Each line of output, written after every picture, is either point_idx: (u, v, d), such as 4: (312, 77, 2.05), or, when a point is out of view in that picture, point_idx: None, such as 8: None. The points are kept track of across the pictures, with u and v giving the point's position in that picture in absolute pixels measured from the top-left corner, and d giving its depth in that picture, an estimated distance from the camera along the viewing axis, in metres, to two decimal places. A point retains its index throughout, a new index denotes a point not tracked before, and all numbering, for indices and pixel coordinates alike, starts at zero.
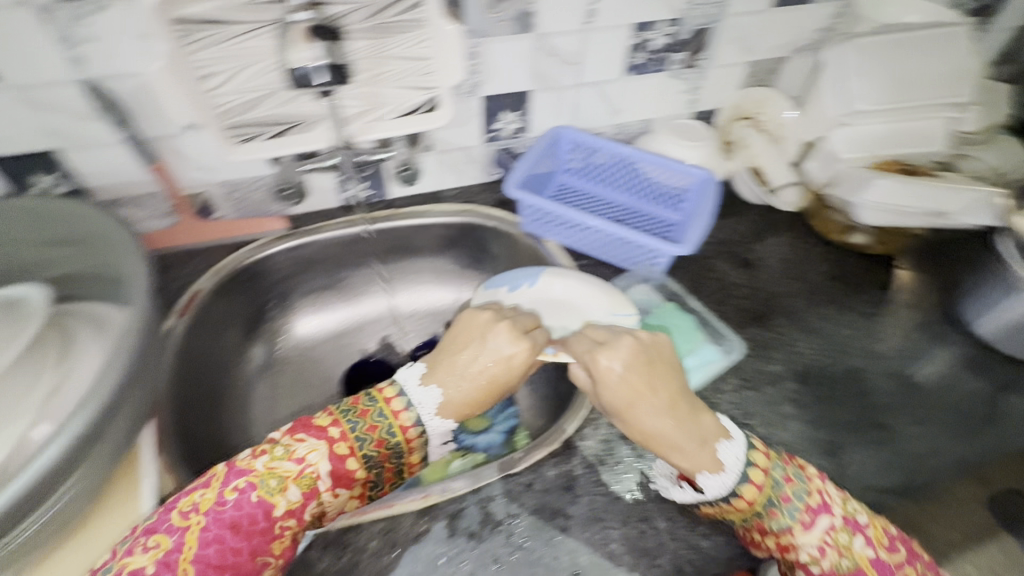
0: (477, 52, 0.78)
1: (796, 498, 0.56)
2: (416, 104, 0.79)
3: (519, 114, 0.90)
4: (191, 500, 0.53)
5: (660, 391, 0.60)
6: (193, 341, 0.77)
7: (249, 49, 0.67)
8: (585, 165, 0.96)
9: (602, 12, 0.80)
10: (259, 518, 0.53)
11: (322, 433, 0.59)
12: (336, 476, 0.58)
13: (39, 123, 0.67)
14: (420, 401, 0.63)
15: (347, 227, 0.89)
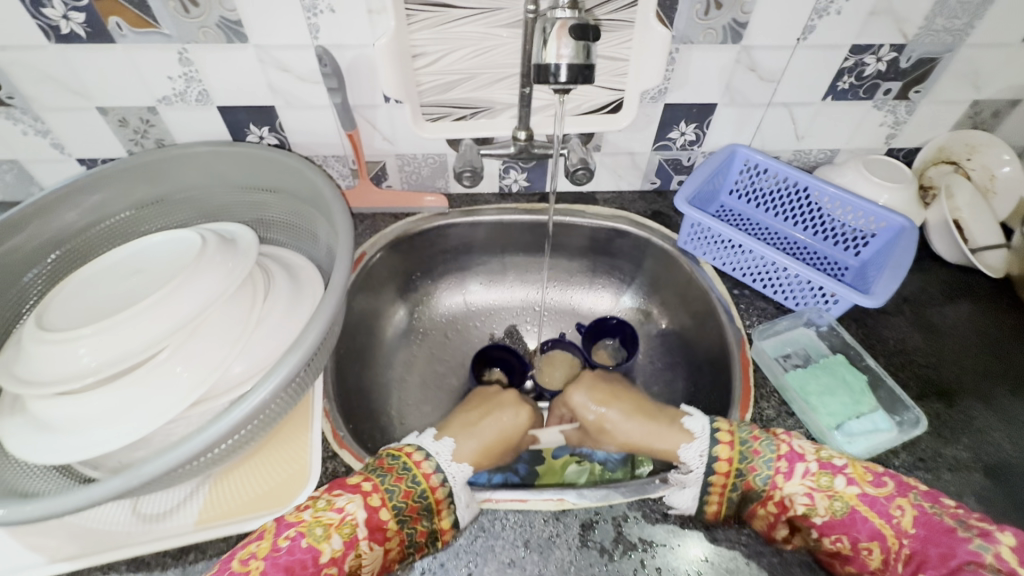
0: (675, 58, 0.76)
1: (768, 449, 0.60)
2: (602, 103, 0.79)
3: (696, 126, 0.86)
4: (248, 549, 0.52)
5: (620, 399, 0.71)
6: (354, 299, 0.83)
7: (464, 33, 0.69)
8: (751, 187, 0.90)
9: (820, 29, 0.73)
10: (309, 563, 0.52)
11: (357, 488, 0.57)
12: (372, 528, 0.55)
13: (266, 80, 0.74)
14: (438, 450, 0.62)
15: (504, 214, 0.91)
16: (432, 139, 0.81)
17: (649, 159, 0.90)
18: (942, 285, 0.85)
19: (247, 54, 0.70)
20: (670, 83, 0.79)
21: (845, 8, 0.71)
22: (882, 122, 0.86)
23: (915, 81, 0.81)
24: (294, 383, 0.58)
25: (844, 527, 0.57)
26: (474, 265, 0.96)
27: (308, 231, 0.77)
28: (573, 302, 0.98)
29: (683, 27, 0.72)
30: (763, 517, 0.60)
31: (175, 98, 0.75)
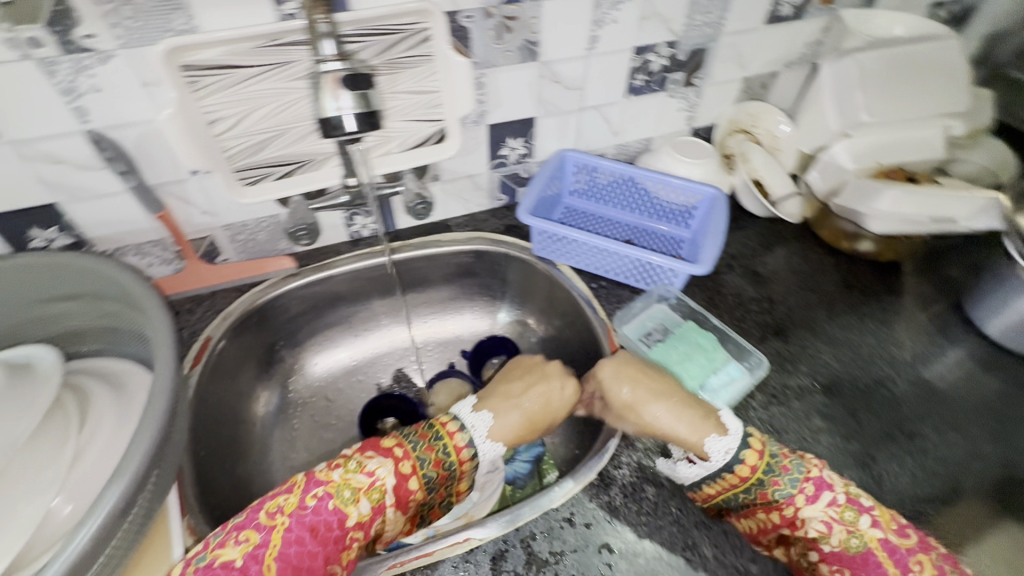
0: (483, 82, 0.78)
1: (797, 470, 0.58)
2: (426, 135, 0.80)
3: (523, 140, 0.90)
4: (276, 502, 0.56)
5: (655, 382, 0.66)
6: (207, 391, 0.75)
7: (259, 91, 0.66)
8: (589, 185, 0.96)
9: (603, 38, 0.81)
10: (334, 525, 0.55)
11: (389, 452, 0.60)
12: (399, 497, 0.59)
13: (35, 176, 0.64)
14: (472, 424, 0.66)
15: (358, 263, 0.88)
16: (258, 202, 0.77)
17: (490, 178, 0.93)
18: (759, 237, 0.97)
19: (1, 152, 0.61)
20: (486, 104, 0.82)
21: (618, 17, 0.79)
22: (679, 108, 0.97)
23: (694, 70, 0.92)
24: (133, 514, 0.50)
25: (854, 564, 0.55)
26: (340, 320, 0.92)
27: (131, 333, 0.68)
28: (451, 330, 0.97)
29: (481, 52, 0.75)
30: (759, 520, 0.59)
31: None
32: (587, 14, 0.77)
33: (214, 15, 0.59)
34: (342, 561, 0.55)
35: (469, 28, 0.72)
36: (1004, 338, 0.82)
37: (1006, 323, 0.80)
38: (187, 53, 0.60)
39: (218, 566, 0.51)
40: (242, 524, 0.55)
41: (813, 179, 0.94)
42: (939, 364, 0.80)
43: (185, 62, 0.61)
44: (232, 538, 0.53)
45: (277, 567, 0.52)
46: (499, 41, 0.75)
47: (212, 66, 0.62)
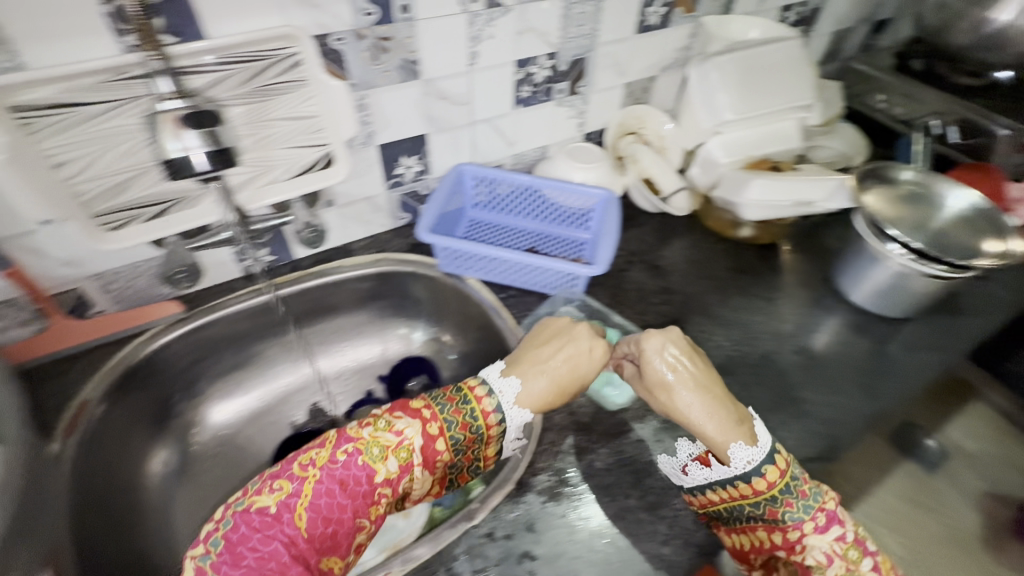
0: (364, 104, 0.77)
1: (812, 498, 0.60)
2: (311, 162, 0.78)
3: (417, 157, 0.89)
4: (309, 456, 0.60)
5: (701, 373, 0.65)
6: (86, 461, 0.68)
7: (111, 129, 0.61)
8: (490, 197, 0.97)
9: (484, 53, 0.82)
10: (363, 480, 0.59)
11: (417, 412, 0.63)
12: (427, 458, 0.63)
13: None
14: (500, 389, 0.66)
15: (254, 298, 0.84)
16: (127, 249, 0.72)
17: (390, 199, 0.92)
18: (655, 232, 1.03)
19: None
20: (370, 126, 0.80)
21: (494, 31, 0.80)
22: (569, 116, 1.01)
23: (577, 79, 0.96)
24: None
25: None
26: (243, 363, 0.87)
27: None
28: (364, 357, 0.94)
29: (357, 74, 0.74)
30: (754, 538, 0.60)
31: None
32: (464, 31, 0.78)
33: (47, 48, 0.54)
34: (366, 517, 0.60)
35: (342, 50, 0.71)
36: (869, 304, 0.90)
37: (872, 290, 0.88)
38: (16, 92, 0.55)
39: (256, 509, 0.56)
40: (278, 473, 0.59)
41: (695, 174, 1.01)
42: (818, 334, 0.88)
43: (7, 102, 0.55)
44: (268, 487, 0.58)
45: (308, 515, 0.57)
46: (374, 62, 0.74)
47: (50, 106, 0.57)
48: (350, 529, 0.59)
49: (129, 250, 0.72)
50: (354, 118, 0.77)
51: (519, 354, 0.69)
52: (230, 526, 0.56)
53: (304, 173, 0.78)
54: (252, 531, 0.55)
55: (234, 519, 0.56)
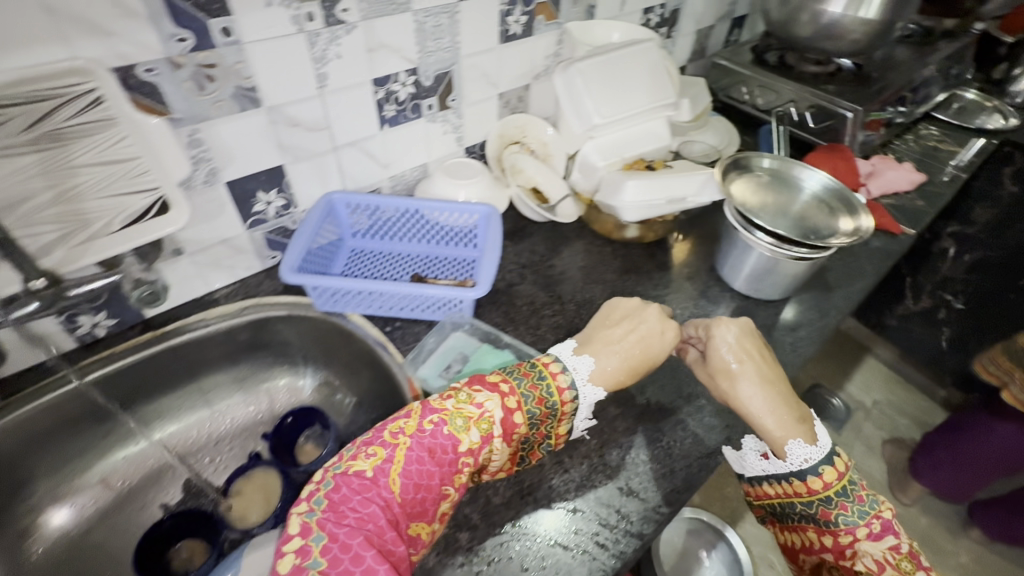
0: (389, 78, 0.71)
1: (868, 504, 0.53)
2: (327, 149, 0.71)
3: (416, 76, 0.74)
4: (397, 424, 0.50)
5: (765, 367, 0.60)
6: None
7: (105, 107, 0.51)
8: (373, 225, 0.79)
9: (508, 36, 0.81)
10: (449, 449, 0.49)
11: (495, 387, 0.53)
12: (508, 430, 0.52)
13: None
14: (575, 366, 0.58)
15: (252, 295, 0.73)
16: (67, 232, 0.55)
17: (409, 182, 0.85)
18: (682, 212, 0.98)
19: None
20: (421, 96, 0.76)
21: (518, 15, 0.80)
22: None
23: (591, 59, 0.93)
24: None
25: None
26: (224, 378, 0.74)
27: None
28: (234, 418, 0.74)
29: (414, 48, 0.71)
30: (807, 539, 0.55)
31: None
32: (495, 16, 0.77)
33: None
34: (454, 485, 0.49)
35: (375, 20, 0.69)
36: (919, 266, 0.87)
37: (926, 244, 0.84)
38: None
39: (352, 474, 0.46)
40: (369, 441, 0.49)
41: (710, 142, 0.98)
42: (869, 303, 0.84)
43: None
44: (363, 452, 0.48)
45: (401, 484, 0.46)
46: (432, 39, 0.72)
47: (27, 72, 0.46)
48: (438, 497, 0.48)
49: (69, 231, 0.55)
50: (375, 92, 0.70)
51: (590, 335, 0.62)
52: (331, 488, 0.45)
53: (355, 150, 0.74)
54: (352, 493, 0.45)
55: (336, 480, 0.46)
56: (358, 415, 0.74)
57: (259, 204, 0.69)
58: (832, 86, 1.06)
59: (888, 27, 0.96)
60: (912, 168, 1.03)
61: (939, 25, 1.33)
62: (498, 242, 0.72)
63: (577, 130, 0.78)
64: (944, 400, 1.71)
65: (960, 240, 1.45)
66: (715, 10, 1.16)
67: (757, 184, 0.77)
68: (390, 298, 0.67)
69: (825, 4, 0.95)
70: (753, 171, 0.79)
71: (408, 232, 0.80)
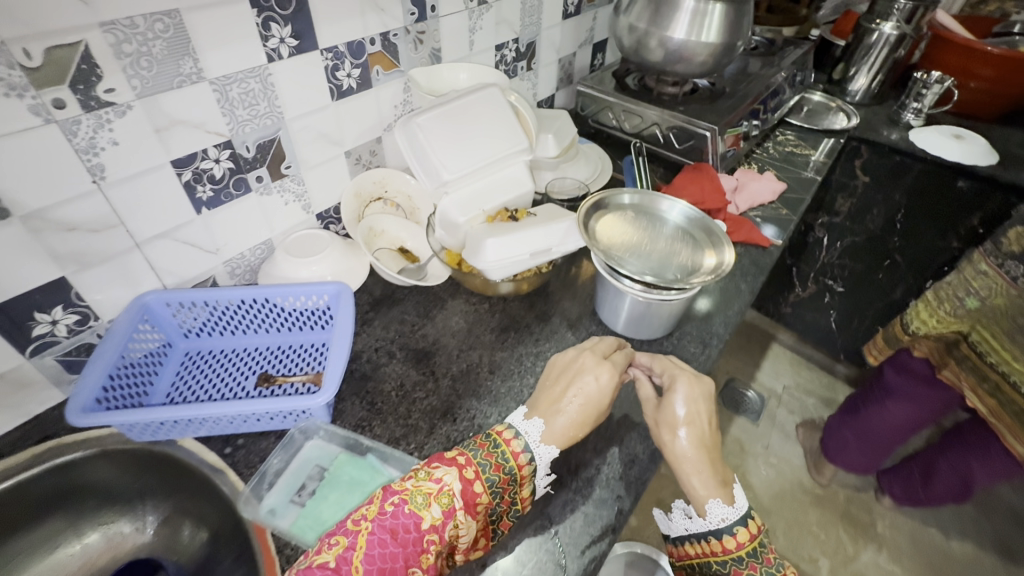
0: (195, 154, 0.61)
1: (776, 567, 0.52)
2: (127, 245, 0.60)
3: (230, 149, 0.64)
4: (359, 511, 0.47)
5: (710, 430, 0.57)
6: None
7: None
8: (205, 323, 0.68)
9: (343, 92, 0.74)
10: (412, 527, 0.45)
11: (452, 460, 0.50)
12: (470, 501, 0.48)
13: None
14: (526, 429, 0.54)
15: (50, 435, 0.60)
16: None
17: (251, 263, 0.75)
18: None
19: None
20: (244, 170, 0.67)
21: (350, 69, 0.73)
22: None
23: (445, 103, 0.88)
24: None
25: None
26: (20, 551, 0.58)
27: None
28: None
29: (221, 120, 0.62)
30: None
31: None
32: (321, 74, 0.69)
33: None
34: (423, 566, 0.45)
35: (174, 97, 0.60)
36: None
37: None
38: None
39: (313, 568, 0.42)
40: (331, 533, 0.45)
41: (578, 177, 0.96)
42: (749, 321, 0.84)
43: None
44: (325, 543, 0.44)
45: (365, 571, 0.42)
46: (242, 106, 0.63)
47: None
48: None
49: None
50: (179, 173, 0.60)
51: (537, 393, 0.58)
52: None
53: (166, 242, 0.63)
54: None
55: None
56: (210, 553, 0.61)
57: (42, 325, 0.57)
58: (692, 105, 1.08)
59: (732, 47, 0.99)
60: (773, 178, 1.07)
61: (780, 35, 1.41)
62: (349, 329, 0.64)
63: (429, 188, 0.72)
64: (843, 376, 1.81)
65: (831, 229, 1.54)
66: (573, 38, 1.16)
67: (621, 220, 0.75)
68: (219, 419, 0.56)
69: (668, 30, 0.97)
70: (615, 208, 0.78)
71: (251, 323, 0.69)
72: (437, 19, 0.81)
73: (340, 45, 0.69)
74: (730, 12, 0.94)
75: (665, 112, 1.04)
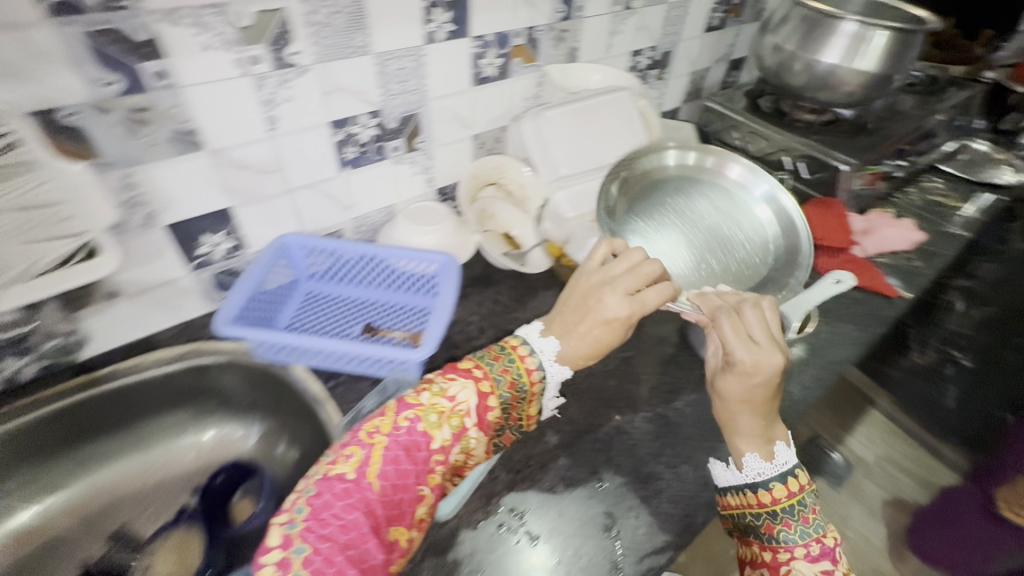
0: (349, 117, 0.68)
1: (815, 528, 0.50)
2: (283, 190, 0.68)
3: (379, 117, 0.70)
4: (371, 424, 0.48)
5: (766, 396, 0.53)
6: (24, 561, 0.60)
7: (22, 156, 0.48)
8: (329, 267, 0.76)
9: (484, 77, 0.78)
10: (422, 446, 0.48)
11: (468, 373, 0.53)
12: (481, 417, 0.52)
13: None
14: (541, 348, 0.57)
15: (196, 338, 0.70)
16: None
17: (374, 223, 0.81)
18: None
19: None
20: (386, 138, 0.73)
21: (493, 58, 0.77)
22: None
23: None
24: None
25: None
26: (155, 428, 0.68)
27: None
28: (162, 468, 0.68)
29: (376, 91, 0.68)
30: (751, 552, 0.52)
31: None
32: (468, 58, 0.74)
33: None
34: (430, 484, 0.48)
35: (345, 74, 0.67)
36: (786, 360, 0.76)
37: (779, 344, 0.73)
38: None
39: (333, 479, 0.44)
40: (345, 444, 0.47)
41: None
42: None
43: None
44: (339, 455, 0.46)
45: (382, 485, 0.45)
46: (396, 81, 0.69)
47: None
48: (414, 499, 0.47)
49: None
50: (333, 133, 0.67)
51: (557, 312, 0.59)
52: (313, 494, 0.43)
53: (313, 192, 0.71)
54: (336, 499, 0.43)
55: (317, 485, 0.43)
56: (298, 470, 0.68)
57: (207, 247, 0.66)
58: (830, 135, 1.01)
59: (888, 79, 0.92)
60: (911, 226, 0.98)
61: (945, 74, 1.28)
62: (453, 294, 0.69)
63: (546, 179, 0.75)
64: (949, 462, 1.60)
65: (966, 295, 1.37)
66: (710, 53, 1.13)
67: (648, 193, 0.75)
68: (329, 352, 0.63)
69: (818, 54, 0.92)
70: (654, 172, 0.76)
71: (367, 277, 0.76)
72: (582, 19, 0.83)
73: (489, 35, 0.74)
74: (896, 41, 0.87)
75: (797, 138, 0.99)
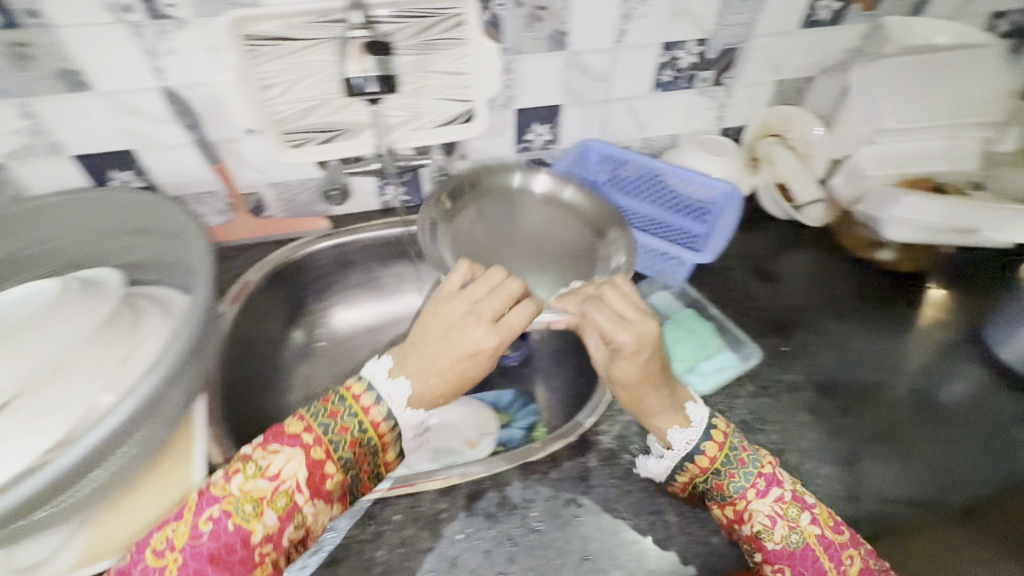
0: (678, 42, 0.75)
1: (753, 464, 0.49)
2: (601, 99, 0.78)
3: (702, 46, 0.76)
4: (164, 535, 0.44)
5: (657, 362, 0.52)
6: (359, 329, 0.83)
7: (459, 34, 0.66)
8: (615, 177, 0.85)
9: (817, 20, 0.76)
10: (236, 545, 0.44)
11: (296, 440, 0.48)
12: (315, 489, 0.47)
13: (208, 45, 0.59)
14: (389, 394, 0.52)
15: None
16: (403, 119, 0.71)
17: (656, 147, 0.88)
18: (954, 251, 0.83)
19: (199, 39, 0.59)
20: (700, 68, 0.78)
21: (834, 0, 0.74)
22: None
23: None
24: (164, 403, 0.49)
25: (793, 559, 0.46)
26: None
27: (177, 261, 0.63)
28: None
29: (711, 19, 0.73)
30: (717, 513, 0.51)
31: (23, 152, 0.63)
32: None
33: None
34: None
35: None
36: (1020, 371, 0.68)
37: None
38: None
39: None
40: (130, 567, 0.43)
41: None
42: (950, 382, 0.68)
43: (248, 31, 0.58)
44: None
45: None
46: (732, 12, 0.73)
47: None
48: None
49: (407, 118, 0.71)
50: (659, 54, 0.75)
51: (408, 350, 0.54)
52: None
53: (622, 106, 0.80)
54: None
55: None
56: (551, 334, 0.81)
57: (532, 134, 0.80)
58: None
59: None
60: None
61: None
62: (733, 221, 0.75)
63: (862, 129, 0.76)
64: None
65: None
66: None
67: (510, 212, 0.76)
68: None
69: None
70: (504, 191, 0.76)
71: (645, 193, 0.85)
72: None
73: None
74: None
75: None
